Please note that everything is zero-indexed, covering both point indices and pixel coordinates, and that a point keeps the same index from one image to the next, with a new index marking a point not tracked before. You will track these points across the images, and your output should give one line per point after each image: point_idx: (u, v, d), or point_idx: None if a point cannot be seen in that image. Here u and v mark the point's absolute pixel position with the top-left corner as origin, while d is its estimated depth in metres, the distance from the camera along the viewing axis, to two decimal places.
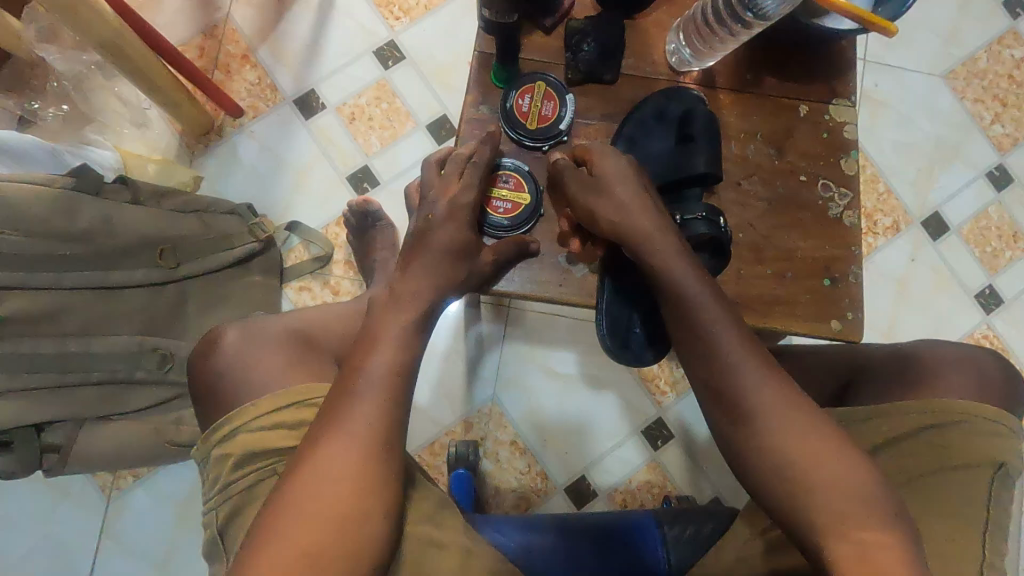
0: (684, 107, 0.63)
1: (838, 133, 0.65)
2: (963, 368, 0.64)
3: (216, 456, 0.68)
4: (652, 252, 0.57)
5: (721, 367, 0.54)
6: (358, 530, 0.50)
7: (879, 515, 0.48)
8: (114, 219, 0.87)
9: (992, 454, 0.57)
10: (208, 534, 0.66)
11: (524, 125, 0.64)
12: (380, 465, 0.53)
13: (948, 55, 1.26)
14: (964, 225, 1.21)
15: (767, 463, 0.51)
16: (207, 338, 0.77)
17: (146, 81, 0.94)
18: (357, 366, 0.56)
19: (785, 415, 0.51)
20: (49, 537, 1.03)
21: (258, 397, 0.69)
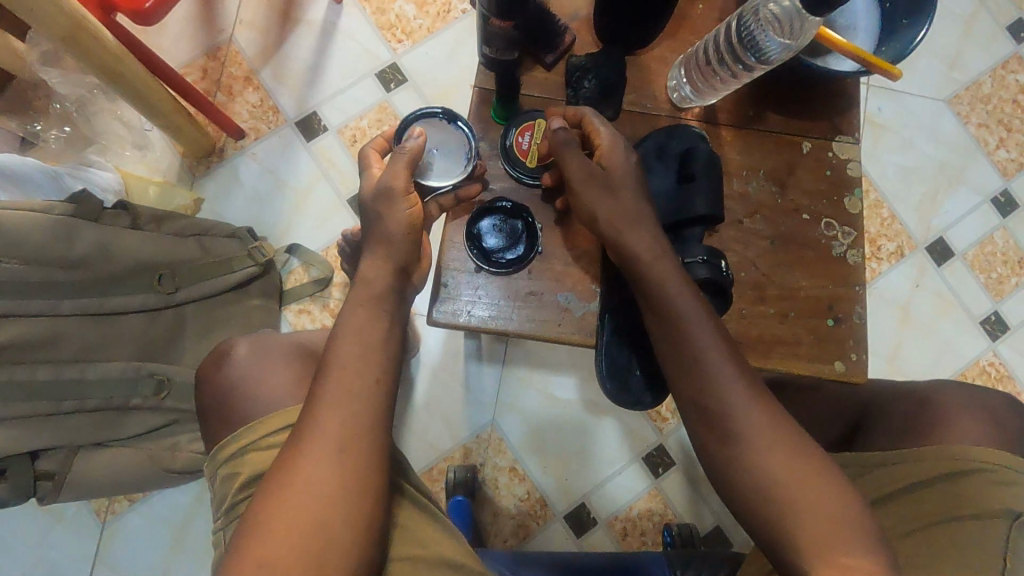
0: (685, 145, 0.62)
1: (841, 171, 0.64)
2: (974, 411, 0.64)
3: (224, 475, 0.66)
4: (641, 262, 0.57)
5: (705, 379, 0.54)
6: (348, 541, 0.52)
7: (856, 534, 0.49)
8: (113, 244, 0.87)
9: (1009, 503, 0.55)
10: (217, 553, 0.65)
11: (524, 163, 0.65)
12: (368, 478, 0.54)
13: (952, 80, 1.25)
14: (969, 251, 1.20)
15: (745, 476, 0.52)
16: (216, 351, 0.77)
17: (148, 106, 0.94)
18: (342, 379, 0.56)
19: (767, 430, 0.52)
20: (42, 561, 1.02)
21: (269, 413, 0.68)
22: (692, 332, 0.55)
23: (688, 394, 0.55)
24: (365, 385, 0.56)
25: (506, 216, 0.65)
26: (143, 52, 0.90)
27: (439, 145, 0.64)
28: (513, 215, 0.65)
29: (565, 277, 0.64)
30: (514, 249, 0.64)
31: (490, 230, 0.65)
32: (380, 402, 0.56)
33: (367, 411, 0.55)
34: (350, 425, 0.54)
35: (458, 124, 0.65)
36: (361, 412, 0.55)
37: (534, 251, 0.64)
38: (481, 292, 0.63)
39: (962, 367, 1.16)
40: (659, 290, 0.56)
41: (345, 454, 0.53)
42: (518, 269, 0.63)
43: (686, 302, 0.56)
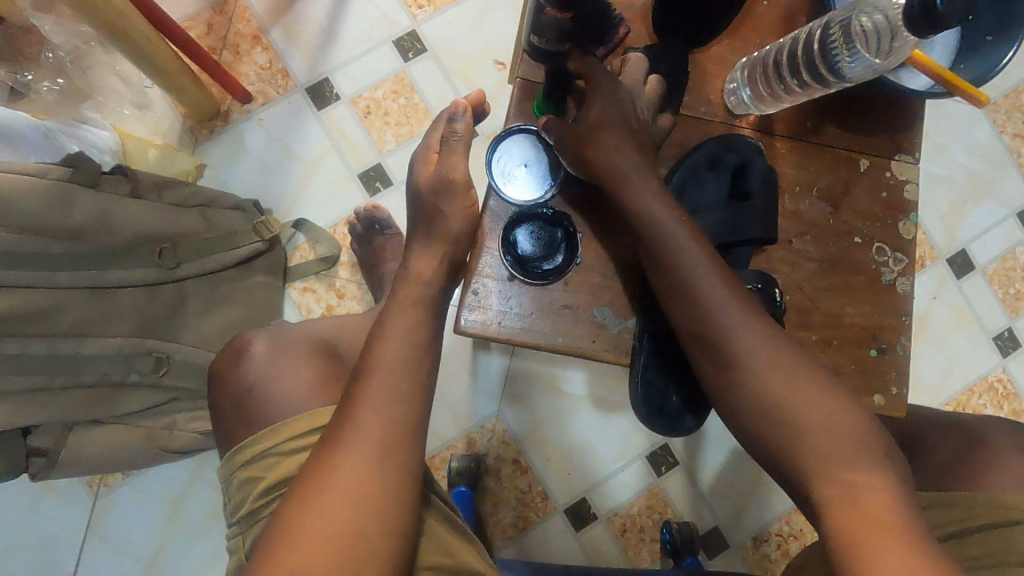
0: (740, 158, 0.59)
1: (898, 193, 0.61)
2: (1018, 458, 0.62)
3: (239, 481, 0.64)
4: (636, 194, 0.55)
5: (704, 313, 0.53)
6: (382, 529, 0.49)
7: (867, 456, 0.48)
8: (112, 212, 0.82)
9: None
10: (233, 560, 0.63)
11: None
12: (400, 466, 0.52)
13: (990, 85, 1.21)
14: (990, 265, 1.18)
15: (753, 411, 0.52)
16: (230, 346, 0.73)
17: (149, 64, 0.87)
18: (375, 363, 0.54)
19: (770, 362, 0.52)
20: (33, 531, 1.00)
21: (284, 419, 0.64)
22: (688, 266, 0.54)
23: (689, 331, 0.54)
24: (398, 378, 0.53)
25: (545, 223, 0.61)
26: (150, 8, 0.81)
27: (529, 162, 0.63)
28: (552, 223, 0.61)
29: (601, 291, 0.60)
30: (552, 259, 0.61)
31: (526, 237, 0.61)
32: (405, 409, 0.53)
33: (400, 396, 0.53)
34: (383, 411, 0.52)
35: (555, 150, 0.62)
36: (394, 397, 0.53)
37: (573, 262, 0.60)
38: (517, 302, 0.60)
39: (970, 382, 1.15)
40: (655, 223, 0.55)
41: (379, 437, 0.51)
42: (555, 280, 0.60)
43: (681, 234, 0.54)
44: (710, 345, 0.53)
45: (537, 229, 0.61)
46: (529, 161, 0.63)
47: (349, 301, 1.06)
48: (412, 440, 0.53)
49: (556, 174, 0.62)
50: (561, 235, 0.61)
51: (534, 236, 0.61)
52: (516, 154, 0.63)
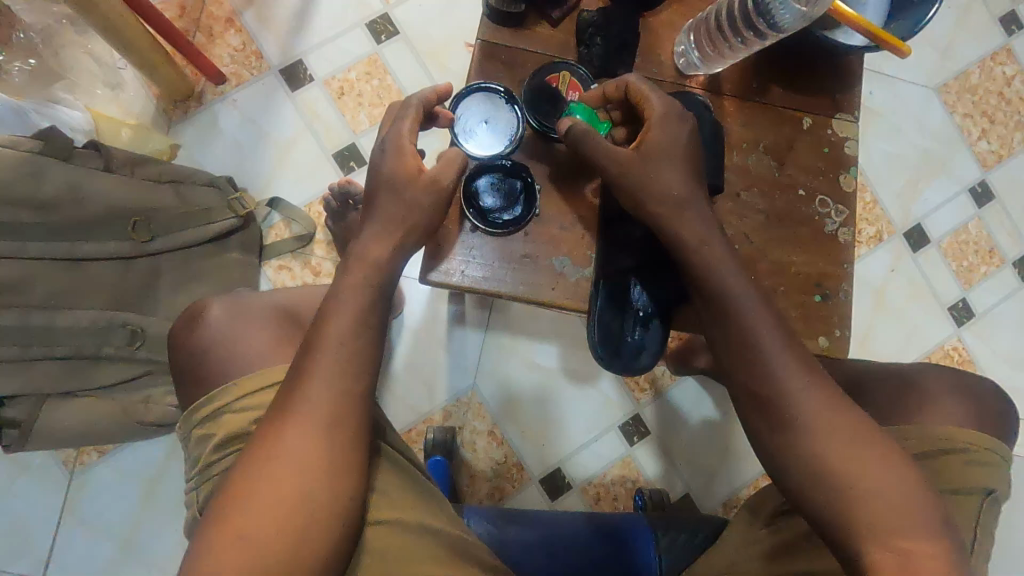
0: (689, 113, 0.61)
1: (838, 149, 0.64)
2: (957, 395, 0.66)
3: (197, 436, 0.65)
4: (696, 242, 0.57)
5: (757, 361, 0.54)
6: (321, 522, 0.50)
7: (925, 523, 0.48)
8: (83, 186, 0.83)
9: (982, 482, 0.59)
10: (188, 514, 0.64)
11: (549, 115, 0.63)
12: (346, 460, 0.53)
13: (942, 68, 1.26)
14: (944, 239, 1.24)
15: (801, 462, 0.51)
16: (190, 312, 0.73)
17: (121, 41, 0.88)
18: (329, 361, 0.54)
19: (826, 416, 0.51)
20: (7, 511, 1.00)
21: (240, 376, 0.66)
22: (740, 314, 0.55)
23: (743, 379, 0.55)
24: (351, 374, 0.54)
25: (505, 175, 0.64)
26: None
27: (489, 118, 0.64)
28: (512, 174, 0.64)
29: (560, 241, 0.64)
30: (511, 211, 0.63)
31: (487, 189, 0.64)
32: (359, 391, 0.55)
33: (352, 397, 0.54)
34: (333, 407, 0.53)
35: (512, 105, 0.64)
36: (346, 396, 0.54)
37: (532, 213, 0.63)
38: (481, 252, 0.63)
39: (928, 351, 1.20)
40: (708, 275, 0.56)
41: (327, 434, 0.52)
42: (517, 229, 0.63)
43: (737, 285, 0.56)
44: (762, 394, 0.54)
45: (497, 182, 0.64)
46: (489, 117, 0.64)
47: (324, 279, 1.07)
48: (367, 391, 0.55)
49: (517, 130, 0.64)
50: (520, 187, 0.64)
51: (495, 188, 0.64)
52: (475, 111, 0.64)
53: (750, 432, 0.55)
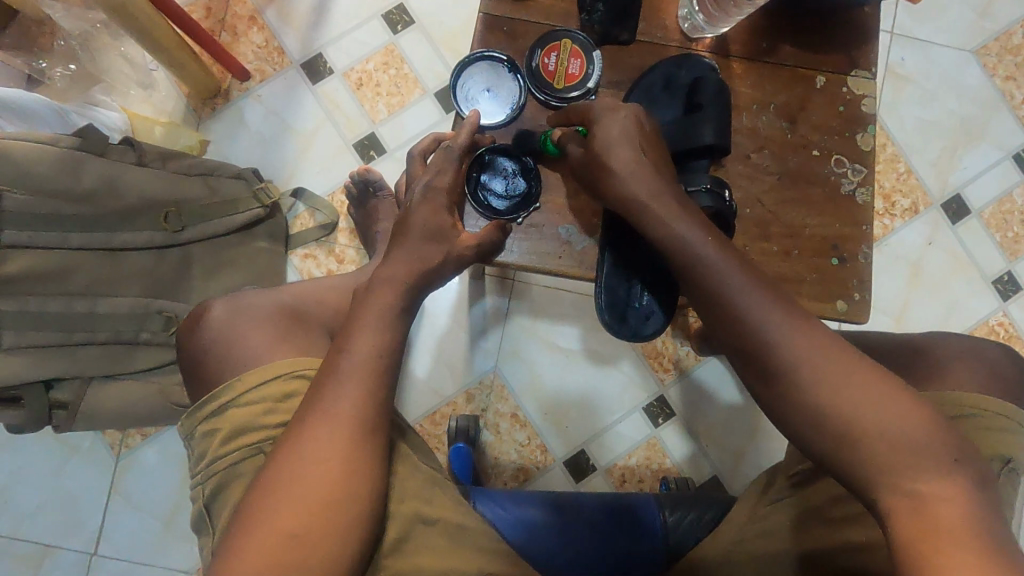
0: (693, 75, 0.64)
1: (855, 107, 0.65)
2: (971, 361, 0.61)
3: (201, 431, 0.59)
4: (668, 228, 0.55)
5: (745, 323, 0.51)
6: (333, 538, 0.48)
7: (937, 458, 0.44)
8: (119, 179, 0.89)
9: (1000, 449, 0.55)
10: (195, 511, 0.58)
11: (551, 84, 0.65)
12: (361, 473, 0.51)
13: (979, 30, 1.21)
14: (986, 209, 1.18)
15: (801, 416, 0.48)
16: (194, 312, 0.66)
17: (152, 43, 0.93)
18: (331, 373, 0.53)
19: (821, 365, 0.48)
20: (62, 491, 1.07)
21: (245, 371, 0.60)
22: (724, 286, 0.52)
23: (733, 341, 0.52)
24: (361, 386, 0.52)
25: (518, 172, 0.67)
26: None
27: (492, 87, 0.68)
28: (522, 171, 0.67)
29: (566, 210, 0.66)
30: (498, 203, 0.66)
31: (500, 173, 0.67)
32: (381, 401, 0.53)
33: (361, 407, 0.52)
34: (347, 408, 0.52)
35: (516, 75, 0.67)
36: (354, 409, 0.52)
37: (513, 218, 0.66)
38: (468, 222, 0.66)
39: (970, 327, 1.14)
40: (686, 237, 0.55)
41: (344, 432, 0.51)
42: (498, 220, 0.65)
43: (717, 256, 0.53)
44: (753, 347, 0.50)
45: (513, 174, 0.67)
46: (493, 87, 0.68)
47: (348, 266, 1.09)
48: (384, 377, 0.54)
49: (517, 99, 0.67)
50: (524, 192, 0.66)
51: (509, 180, 0.67)
52: (479, 80, 0.69)
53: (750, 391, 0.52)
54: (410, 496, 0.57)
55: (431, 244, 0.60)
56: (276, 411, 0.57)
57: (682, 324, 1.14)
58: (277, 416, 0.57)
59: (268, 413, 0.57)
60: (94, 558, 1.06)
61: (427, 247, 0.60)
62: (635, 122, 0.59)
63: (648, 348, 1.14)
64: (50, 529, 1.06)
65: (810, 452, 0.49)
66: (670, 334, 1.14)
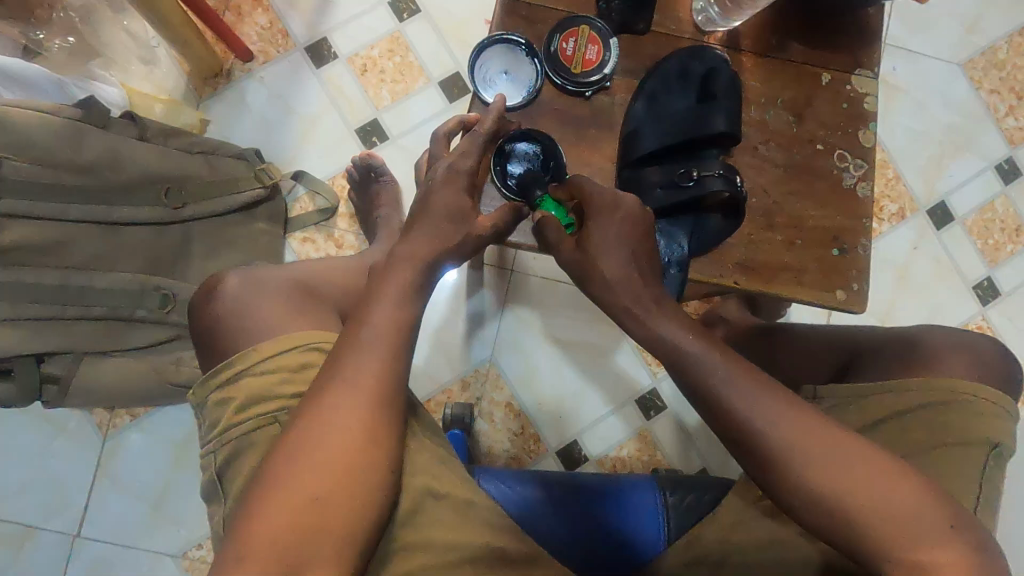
0: (707, 66, 0.66)
1: (858, 105, 0.67)
2: (960, 350, 0.64)
3: (214, 400, 0.59)
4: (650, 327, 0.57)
5: (735, 414, 0.52)
6: (356, 508, 0.49)
7: (938, 524, 0.46)
8: (121, 152, 0.87)
9: (987, 434, 0.57)
10: (204, 480, 0.59)
11: (569, 68, 0.66)
12: (382, 445, 0.52)
13: (968, 44, 1.25)
14: (969, 216, 1.22)
15: (796, 500, 0.49)
16: (205, 284, 0.66)
17: (158, 16, 0.92)
18: (347, 344, 0.54)
19: (811, 451, 0.49)
20: (46, 471, 1.05)
21: (259, 342, 0.60)
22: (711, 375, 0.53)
23: (722, 429, 0.53)
24: (382, 355, 0.53)
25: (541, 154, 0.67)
26: None
27: (509, 70, 0.69)
28: (544, 158, 0.67)
29: None
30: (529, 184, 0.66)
31: (521, 159, 0.67)
32: (397, 373, 0.54)
33: (383, 374, 0.53)
34: (373, 375, 0.52)
35: (534, 59, 0.68)
36: (376, 379, 0.52)
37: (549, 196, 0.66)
38: (484, 202, 0.67)
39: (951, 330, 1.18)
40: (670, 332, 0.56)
41: (369, 401, 0.52)
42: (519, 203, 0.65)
43: (700, 350, 0.55)
44: (742, 437, 0.52)
45: (535, 157, 0.67)
46: (511, 71, 0.69)
47: (347, 251, 1.09)
48: (398, 351, 0.54)
49: (533, 83, 0.68)
50: (550, 170, 0.66)
51: (532, 162, 0.67)
52: (497, 62, 0.69)
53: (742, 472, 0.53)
54: (419, 471, 0.57)
55: (448, 222, 0.60)
56: (291, 381, 0.57)
57: None
58: (292, 387, 0.57)
59: (283, 383, 0.57)
60: (78, 540, 1.04)
61: (443, 225, 0.60)
62: (626, 229, 0.59)
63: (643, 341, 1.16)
64: (32, 510, 1.04)
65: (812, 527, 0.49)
66: None
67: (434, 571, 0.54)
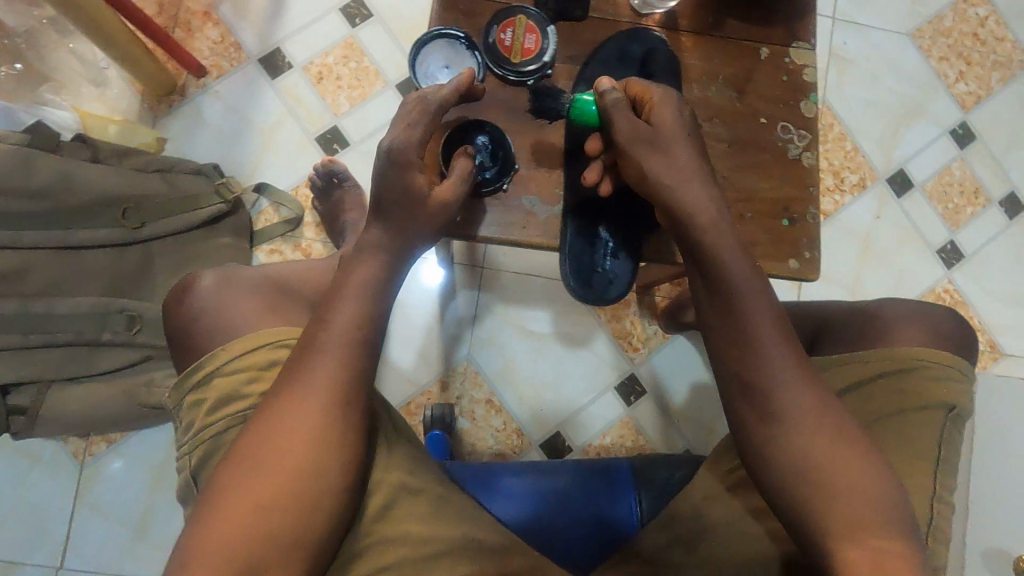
0: (645, 47, 0.67)
1: (797, 76, 0.68)
2: (917, 319, 0.66)
3: (187, 402, 0.59)
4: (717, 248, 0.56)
5: (753, 364, 0.53)
6: (305, 511, 0.49)
7: (893, 522, 0.48)
8: (71, 176, 0.86)
9: (945, 398, 0.60)
10: (183, 482, 0.59)
11: (508, 59, 0.67)
12: (337, 451, 0.51)
13: (914, 14, 1.27)
14: (927, 182, 1.24)
15: (786, 458, 0.51)
16: (180, 284, 0.66)
17: (102, 36, 0.91)
18: (307, 349, 0.53)
19: (816, 416, 0.51)
20: (23, 504, 1.03)
21: (232, 341, 0.60)
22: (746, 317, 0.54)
23: (734, 374, 0.54)
24: (338, 356, 0.53)
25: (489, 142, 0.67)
26: None
27: (450, 64, 0.70)
28: (493, 146, 0.68)
29: (528, 183, 0.68)
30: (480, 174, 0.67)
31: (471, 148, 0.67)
32: (361, 371, 0.54)
33: (340, 375, 0.53)
34: (329, 376, 0.52)
35: (473, 51, 0.69)
36: (334, 378, 0.52)
37: (499, 187, 0.67)
38: None
39: (918, 294, 1.21)
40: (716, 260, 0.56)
41: (325, 404, 0.52)
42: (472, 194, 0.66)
43: (747, 285, 0.55)
44: (751, 385, 0.53)
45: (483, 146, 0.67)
46: (451, 64, 0.69)
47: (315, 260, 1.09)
48: (359, 353, 0.54)
49: (475, 76, 0.69)
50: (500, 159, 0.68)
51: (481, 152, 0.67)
52: (438, 56, 0.70)
53: (735, 422, 0.54)
54: (387, 469, 0.57)
55: (423, 210, 0.60)
56: (260, 379, 0.58)
57: (649, 303, 1.17)
58: (260, 384, 0.57)
59: (252, 381, 0.57)
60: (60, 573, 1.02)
61: (413, 212, 0.59)
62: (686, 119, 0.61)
63: (618, 328, 1.16)
64: (13, 545, 1.03)
65: (783, 495, 0.51)
66: (639, 314, 1.17)
67: (407, 567, 0.54)
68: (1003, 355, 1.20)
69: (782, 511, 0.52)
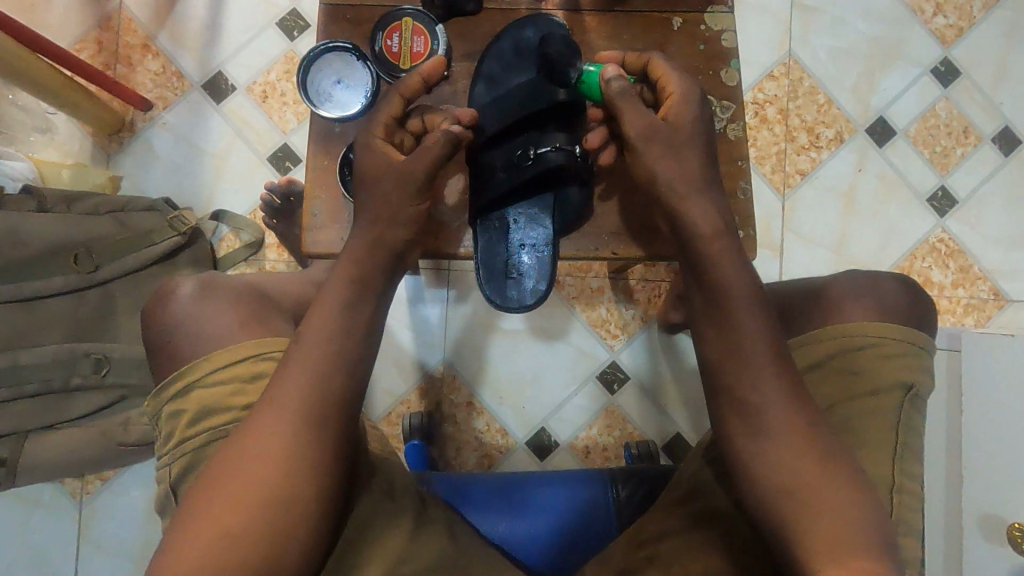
0: (539, 33, 0.69)
1: (714, 43, 0.71)
2: (867, 293, 0.62)
3: (170, 411, 0.60)
4: (713, 264, 0.54)
5: (740, 375, 0.52)
6: (262, 542, 0.48)
7: (873, 542, 0.47)
8: (19, 229, 0.87)
9: (902, 377, 0.57)
10: (161, 492, 0.59)
11: (397, 65, 0.70)
12: (294, 482, 0.50)
13: None
14: (911, 127, 1.17)
15: (769, 469, 0.50)
16: (159, 291, 0.66)
17: (35, 85, 0.90)
18: (279, 381, 0.52)
19: (799, 430, 0.50)
20: (28, 546, 1.07)
21: (212, 349, 0.61)
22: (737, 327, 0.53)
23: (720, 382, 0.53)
24: (304, 377, 0.52)
25: None
26: (27, 34, 0.84)
27: (342, 78, 0.70)
28: None
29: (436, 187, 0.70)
30: None
31: None
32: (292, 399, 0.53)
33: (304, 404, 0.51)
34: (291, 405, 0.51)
35: (363, 61, 0.71)
36: (299, 406, 0.51)
37: None
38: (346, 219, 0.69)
39: (910, 247, 1.14)
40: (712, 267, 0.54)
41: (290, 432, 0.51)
42: None
43: (741, 296, 0.53)
44: (735, 394, 0.52)
45: None
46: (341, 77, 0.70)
47: None
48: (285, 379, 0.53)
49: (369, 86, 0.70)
50: None
51: None
52: (329, 72, 0.71)
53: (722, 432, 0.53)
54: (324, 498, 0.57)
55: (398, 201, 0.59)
56: (242, 393, 0.58)
57: (623, 287, 1.13)
58: (243, 397, 0.58)
59: (234, 394, 0.58)
60: None
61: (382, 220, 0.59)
62: (699, 114, 0.60)
63: (594, 317, 1.13)
64: None
65: (766, 510, 0.50)
66: (614, 299, 1.14)
67: None
68: (1008, 302, 1.13)
69: (766, 525, 0.51)
